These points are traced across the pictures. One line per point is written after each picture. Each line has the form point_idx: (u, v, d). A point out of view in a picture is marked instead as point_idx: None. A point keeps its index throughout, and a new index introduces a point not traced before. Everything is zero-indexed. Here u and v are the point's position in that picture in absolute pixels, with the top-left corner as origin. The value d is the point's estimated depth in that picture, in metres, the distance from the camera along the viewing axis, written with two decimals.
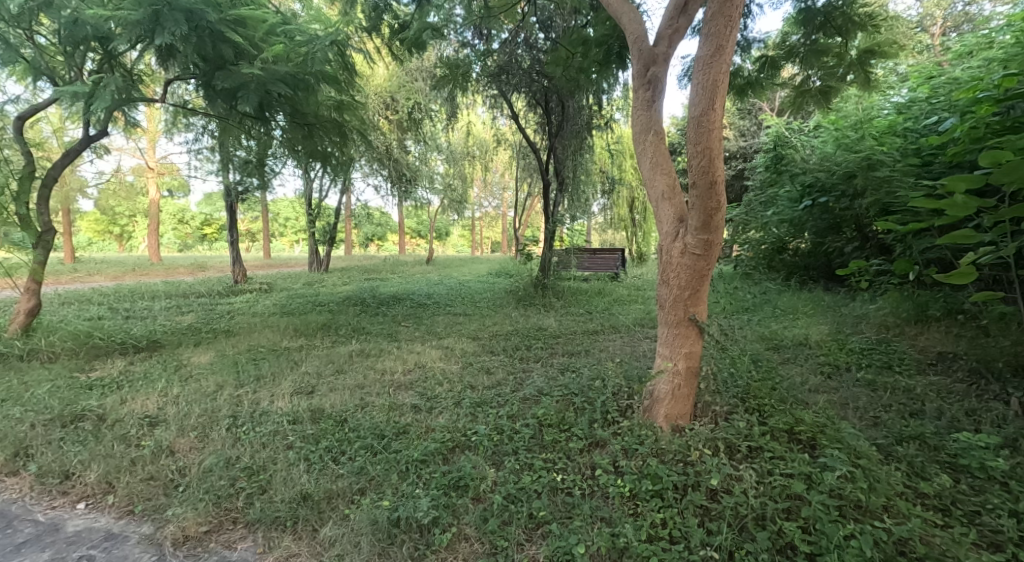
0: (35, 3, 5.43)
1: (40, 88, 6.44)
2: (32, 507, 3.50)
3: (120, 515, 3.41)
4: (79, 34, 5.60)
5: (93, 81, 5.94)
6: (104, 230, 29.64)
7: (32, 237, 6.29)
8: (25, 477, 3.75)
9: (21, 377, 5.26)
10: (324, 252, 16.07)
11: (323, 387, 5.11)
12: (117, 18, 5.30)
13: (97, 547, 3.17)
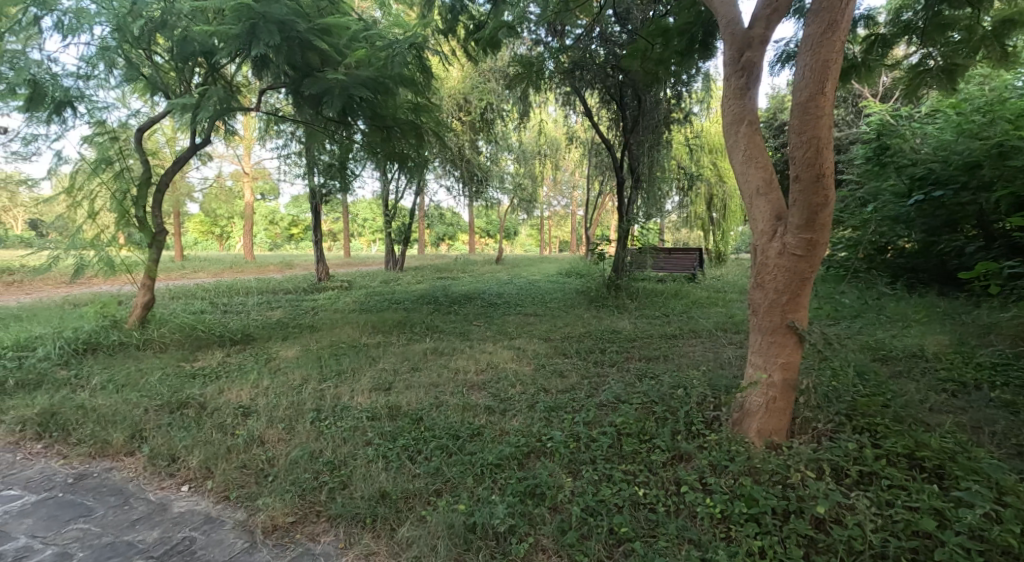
0: (152, 25, 5.91)
1: (156, 102, 6.92)
2: (145, 486, 3.71)
3: (217, 500, 3.55)
4: (189, 52, 6.00)
5: (199, 93, 6.34)
6: (208, 230, 32.33)
7: (148, 237, 6.90)
8: (139, 458, 3.99)
9: (136, 364, 5.68)
10: (400, 251, 16.47)
11: (400, 384, 5.16)
12: (219, 33, 5.59)
13: (197, 529, 3.30)
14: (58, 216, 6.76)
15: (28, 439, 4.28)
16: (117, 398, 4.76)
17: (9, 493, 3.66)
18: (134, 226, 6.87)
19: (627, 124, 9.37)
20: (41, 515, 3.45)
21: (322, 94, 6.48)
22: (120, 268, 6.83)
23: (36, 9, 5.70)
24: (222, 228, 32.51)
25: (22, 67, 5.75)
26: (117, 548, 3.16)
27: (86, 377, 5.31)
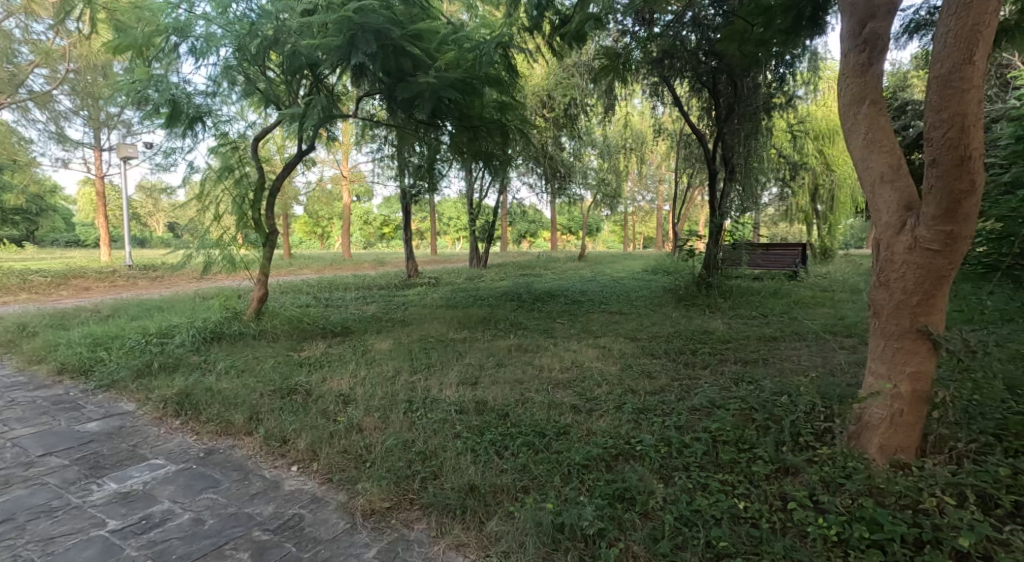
0: (266, 43, 6.09)
1: (269, 114, 7.44)
2: (261, 464, 3.94)
3: (322, 481, 3.71)
4: (298, 65, 6.27)
5: (305, 102, 6.70)
6: (311, 231, 34.59)
7: (262, 237, 7.41)
8: (256, 438, 4.24)
9: (253, 353, 6.12)
10: (484, 249, 16.65)
11: (486, 379, 5.18)
12: (324, 45, 5.87)
13: (305, 507, 3.44)
14: (190, 220, 7.47)
15: (168, 416, 4.69)
16: (238, 382, 5.12)
17: (156, 461, 3.96)
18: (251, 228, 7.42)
19: (720, 113, 8.91)
20: (181, 483, 3.69)
21: (414, 97, 6.65)
22: (239, 265, 7.43)
23: (175, 37, 6.23)
24: (323, 228, 34.60)
25: (162, 88, 6.34)
26: (239, 518, 3.32)
27: (212, 362, 5.77)
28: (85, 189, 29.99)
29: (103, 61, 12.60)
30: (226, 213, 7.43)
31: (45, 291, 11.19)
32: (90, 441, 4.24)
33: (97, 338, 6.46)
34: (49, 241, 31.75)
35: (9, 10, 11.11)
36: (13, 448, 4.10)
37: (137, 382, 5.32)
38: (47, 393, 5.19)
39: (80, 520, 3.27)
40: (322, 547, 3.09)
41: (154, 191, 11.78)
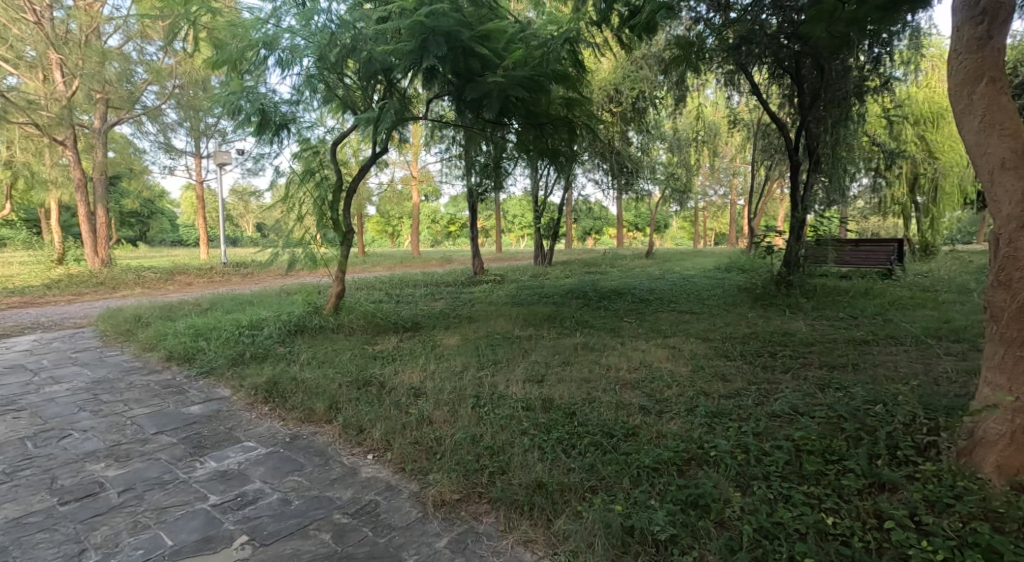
0: (344, 51, 6.28)
1: (346, 119, 7.69)
2: (340, 451, 4.07)
3: (396, 470, 3.78)
4: (373, 70, 6.46)
5: (379, 107, 6.89)
6: (382, 230, 35.76)
7: (340, 236, 7.71)
8: (336, 426, 4.39)
9: (332, 345, 6.35)
10: (550, 246, 16.55)
11: (552, 377, 5.11)
12: (397, 51, 6.00)
13: (380, 495, 3.51)
14: (276, 221, 7.90)
15: (259, 403, 4.93)
16: (319, 373, 5.33)
17: (249, 444, 4.17)
18: (329, 228, 7.72)
19: (805, 100, 8.33)
20: (270, 465, 3.86)
21: (482, 98, 6.65)
22: (320, 263, 7.74)
23: (264, 51, 6.53)
24: (393, 228, 35.63)
25: (253, 99, 6.77)
26: (321, 501, 3.43)
27: (296, 353, 6.04)
28: (187, 193, 32.66)
29: (205, 77, 13.58)
30: (308, 214, 7.78)
31: (153, 286, 12.19)
32: (194, 423, 4.52)
33: (197, 328, 6.91)
34: (158, 241, 34.96)
35: (128, 34, 12.24)
36: (132, 425, 4.43)
37: (233, 370, 5.65)
38: (158, 378, 5.61)
39: (186, 494, 3.48)
40: (396, 533, 3.14)
41: (244, 193, 12.54)
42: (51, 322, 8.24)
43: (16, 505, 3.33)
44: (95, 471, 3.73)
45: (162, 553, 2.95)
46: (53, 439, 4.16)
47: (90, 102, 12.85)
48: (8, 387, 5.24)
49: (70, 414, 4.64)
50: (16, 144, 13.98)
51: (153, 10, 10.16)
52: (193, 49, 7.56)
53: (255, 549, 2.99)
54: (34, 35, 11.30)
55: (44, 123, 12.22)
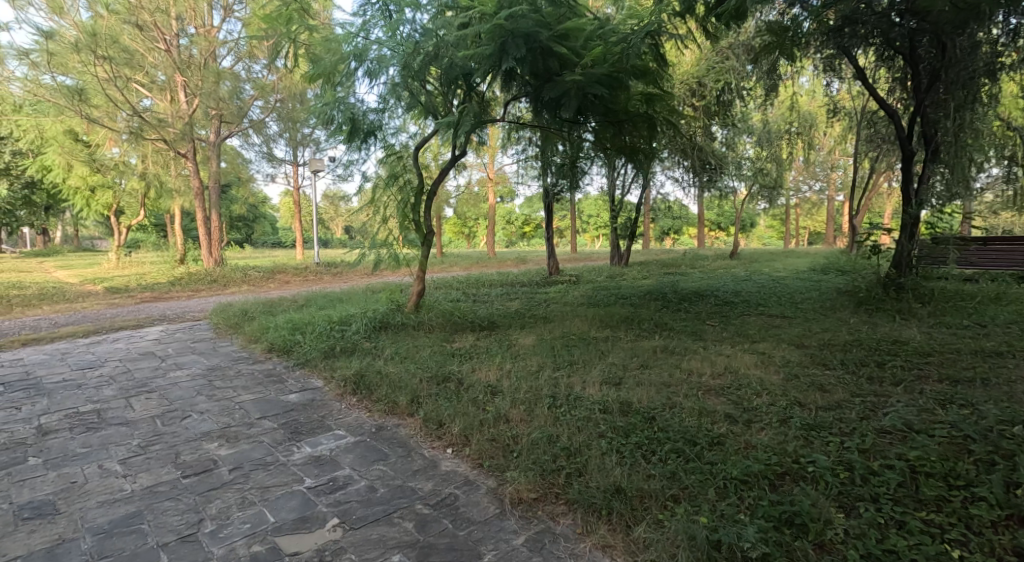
0: (427, 59, 6.42)
1: (427, 125, 7.83)
2: (421, 444, 4.10)
3: (473, 465, 3.76)
4: (454, 76, 6.53)
5: (460, 110, 6.97)
6: (460, 230, 36.48)
7: (420, 237, 7.89)
8: (417, 419, 4.45)
9: (414, 342, 6.47)
10: (627, 246, 16.14)
11: (630, 380, 4.91)
12: (477, 54, 5.99)
13: (459, 489, 3.49)
14: (363, 224, 8.21)
15: (348, 394, 5.10)
16: (402, 367, 5.44)
17: (339, 432, 4.30)
18: (411, 229, 7.89)
19: (921, 82, 7.74)
20: (358, 453, 3.95)
21: (559, 97, 6.50)
22: (402, 263, 7.96)
23: (354, 63, 6.83)
24: (470, 228, 36.21)
25: (345, 108, 7.13)
26: (404, 491, 3.46)
27: (381, 348, 6.20)
28: (286, 198, 34.96)
29: (303, 90, 14.29)
30: (392, 216, 8.01)
31: (257, 284, 13.05)
32: (292, 410, 4.74)
33: (294, 323, 7.29)
34: (261, 243, 37.76)
35: (238, 54, 13.12)
36: (240, 409, 4.70)
37: (325, 362, 5.89)
38: (261, 367, 5.96)
39: (286, 475, 3.63)
40: (475, 528, 3.10)
41: (334, 195, 13.13)
42: (173, 315, 9.00)
43: (148, 474, 3.59)
44: (211, 449, 3.97)
45: (265, 528, 3.07)
46: (177, 419, 4.48)
47: (206, 118, 13.94)
48: (140, 370, 5.73)
49: (190, 397, 4.99)
50: (146, 157, 15.44)
51: (259, 30, 10.85)
52: (295, 65, 7.98)
53: (345, 531, 3.06)
54: (163, 61, 12.37)
55: (171, 138, 13.49)
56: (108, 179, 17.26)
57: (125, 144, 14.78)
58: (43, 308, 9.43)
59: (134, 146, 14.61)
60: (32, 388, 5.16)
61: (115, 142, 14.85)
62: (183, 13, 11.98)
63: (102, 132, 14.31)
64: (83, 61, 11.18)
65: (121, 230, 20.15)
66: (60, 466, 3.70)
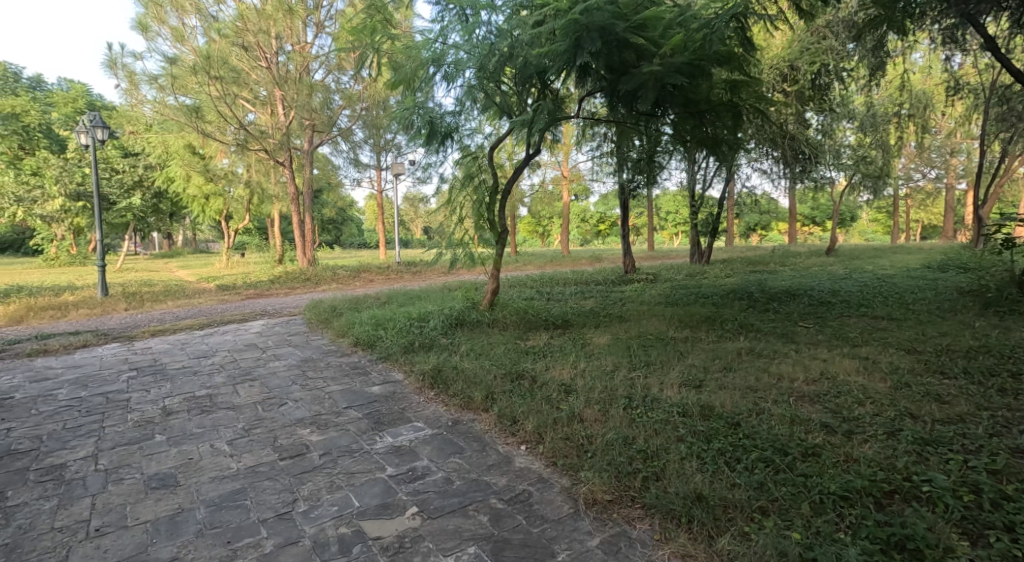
0: (501, 59, 6.38)
1: (502, 125, 7.86)
2: (495, 439, 4.09)
3: (547, 464, 3.69)
4: (530, 74, 6.46)
5: (534, 108, 6.91)
6: (534, 229, 36.58)
7: (495, 236, 7.95)
8: (491, 415, 4.44)
9: (489, 339, 6.50)
10: (708, 244, 15.49)
11: (712, 383, 4.65)
12: (551, 51, 5.86)
13: (533, 485, 3.44)
14: (440, 224, 8.37)
15: (426, 388, 5.19)
16: (477, 364, 5.47)
17: (417, 425, 4.37)
18: (486, 229, 7.95)
19: None
20: (436, 445, 4.00)
21: (637, 89, 6.26)
22: (477, 262, 8.03)
23: (432, 68, 6.92)
24: (544, 228, 36.26)
25: (423, 113, 7.25)
26: (480, 485, 3.45)
27: (458, 344, 6.28)
28: (369, 202, 36.54)
29: (387, 98, 14.75)
30: (468, 216, 8.09)
31: (344, 282, 13.68)
32: (375, 401, 4.89)
33: (377, 319, 7.55)
34: (347, 243, 39.72)
35: (327, 67, 13.77)
36: (330, 399, 4.91)
37: (406, 356, 6.04)
38: (348, 360, 6.20)
39: (370, 463, 3.73)
40: (549, 525, 3.04)
41: (414, 195, 13.47)
42: (272, 310, 9.61)
43: (251, 455, 3.80)
44: (303, 435, 4.15)
45: (351, 512, 3.16)
46: (275, 405, 4.74)
47: (301, 127, 14.76)
48: (244, 360, 6.13)
49: (286, 386, 5.26)
50: (251, 166, 16.59)
51: (348, 41, 11.29)
52: (378, 73, 8.22)
53: (424, 520, 3.10)
54: (265, 77, 13.29)
55: (271, 148, 14.41)
56: (219, 188, 18.52)
57: (232, 155, 15.98)
58: (165, 302, 10.36)
59: (239, 156, 15.75)
60: (157, 373, 5.63)
61: (225, 152, 16.10)
62: (281, 34, 12.75)
63: (214, 144, 15.57)
64: (200, 82, 12.22)
65: (229, 233, 21.84)
66: (180, 443, 3.97)
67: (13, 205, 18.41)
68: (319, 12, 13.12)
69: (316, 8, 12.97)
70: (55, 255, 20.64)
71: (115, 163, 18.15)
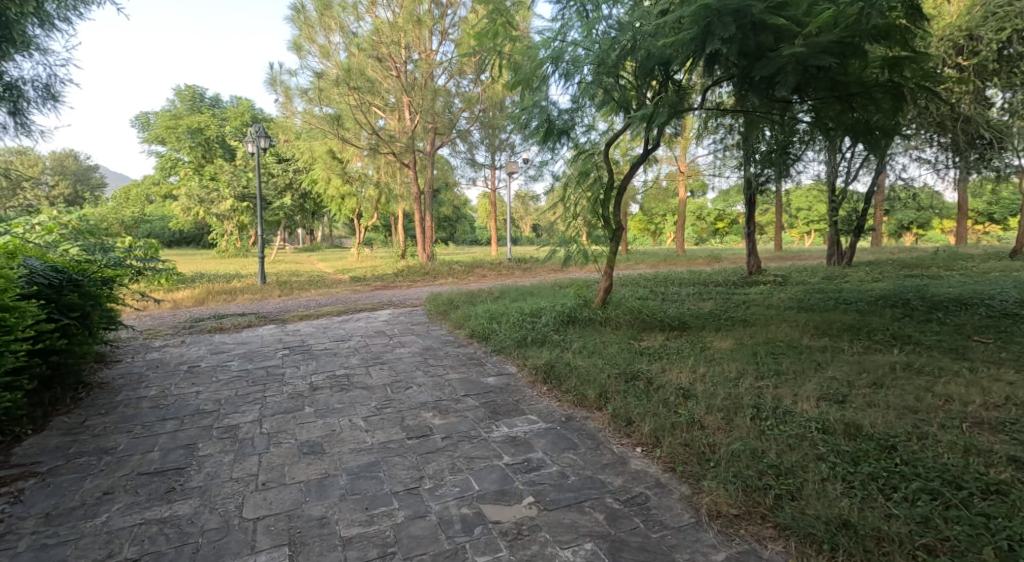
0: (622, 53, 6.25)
1: (617, 121, 7.76)
2: (609, 439, 4.05)
3: (664, 469, 3.58)
4: (653, 65, 6.25)
5: (657, 102, 6.72)
6: (646, 227, 35.58)
7: (608, 234, 7.85)
8: (605, 414, 4.40)
9: (602, 337, 6.44)
10: (849, 244, 14.13)
11: (858, 400, 4.23)
12: (678, 41, 5.63)
13: (650, 489, 3.36)
14: (553, 222, 8.44)
15: (539, 382, 5.26)
16: (590, 361, 5.45)
17: (532, 417, 4.45)
18: (599, 226, 7.90)
19: None
20: (550, 439, 4.04)
21: (774, 75, 5.81)
22: (590, 259, 7.96)
23: (548, 67, 6.98)
24: (657, 226, 35.20)
25: (540, 113, 7.35)
26: (595, 482, 3.44)
27: (570, 341, 6.30)
28: (484, 199, 37.69)
29: (504, 98, 15.06)
30: (581, 214, 8.08)
31: (460, 277, 14.21)
32: (491, 391, 5.05)
33: (491, 312, 7.78)
34: (461, 240, 41.37)
35: (449, 72, 14.34)
36: (449, 386, 5.14)
37: (519, 350, 6.17)
38: (465, 351, 6.46)
39: (488, 450, 3.86)
40: (669, 532, 2.96)
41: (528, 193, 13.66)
42: (399, 301, 10.28)
43: (382, 432, 4.09)
44: (427, 417, 4.39)
45: (472, 495, 3.29)
46: (402, 388, 5.06)
47: (425, 130, 15.50)
48: (375, 345, 6.62)
49: (411, 371, 5.60)
50: (380, 169, 17.72)
51: (471, 46, 11.71)
52: (498, 77, 8.48)
53: (541, 510, 3.14)
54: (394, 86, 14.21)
55: (398, 151, 15.33)
56: (351, 189, 19.89)
57: (365, 159, 17.30)
58: (310, 291, 11.46)
59: (371, 160, 17.01)
60: (305, 352, 6.25)
61: (360, 156, 17.43)
62: (410, 43, 13.44)
63: (350, 149, 16.95)
64: (341, 93, 13.41)
65: (360, 229, 23.59)
66: (325, 416, 4.37)
67: (196, 205, 21.41)
68: (444, 21, 13.71)
69: (442, 17, 13.57)
70: (226, 248, 23.16)
71: (271, 168, 21.02)
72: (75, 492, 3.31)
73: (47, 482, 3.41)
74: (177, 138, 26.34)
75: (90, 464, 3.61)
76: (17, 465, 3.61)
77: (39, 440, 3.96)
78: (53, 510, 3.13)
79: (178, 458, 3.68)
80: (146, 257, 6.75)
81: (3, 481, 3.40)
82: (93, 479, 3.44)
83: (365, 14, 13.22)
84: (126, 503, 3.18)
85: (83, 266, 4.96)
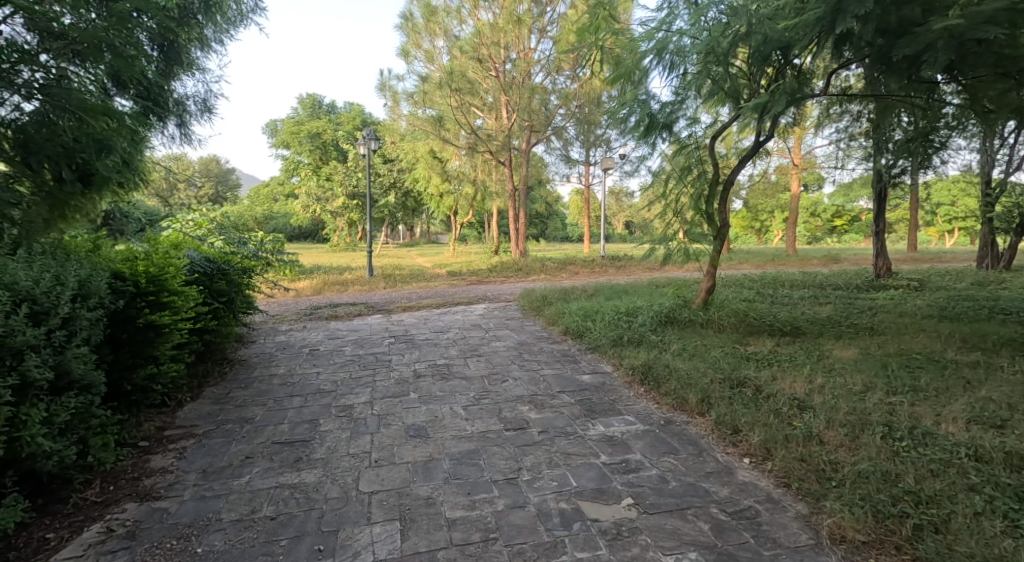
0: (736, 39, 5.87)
1: (722, 112, 7.32)
2: (714, 446, 3.82)
3: (777, 484, 3.30)
4: (772, 50, 5.81)
5: (774, 89, 6.25)
6: (751, 224, 33.57)
7: (711, 232, 7.44)
8: (708, 421, 4.16)
9: (703, 340, 6.12)
10: (1010, 245, 12.38)
11: (1022, 426, 3.68)
12: (802, 22, 5.19)
13: (761, 504, 3.12)
14: (653, 219, 8.15)
15: (636, 383, 5.09)
16: (691, 364, 5.18)
17: (629, 418, 4.31)
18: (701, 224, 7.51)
19: None
20: (648, 441, 3.88)
21: (920, 55, 5.19)
22: (692, 257, 7.59)
23: (648, 60, 6.75)
24: (763, 223, 33.11)
25: (642, 107, 7.13)
26: (698, 490, 3.25)
27: (668, 342, 6.04)
28: (579, 194, 37.34)
29: (601, 95, 14.43)
30: (684, 209, 7.74)
31: (553, 274, 14.19)
32: (586, 389, 4.96)
33: (586, 310, 7.66)
34: (554, 236, 41.33)
35: (547, 69, 14.26)
36: (545, 381, 5.12)
37: (615, 349, 6.01)
38: (560, 347, 6.41)
39: (585, 447, 3.78)
40: (784, 552, 2.72)
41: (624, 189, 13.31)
42: (495, 296, 10.43)
43: (481, 422, 4.14)
44: (523, 410, 4.39)
45: (570, 490, 3.23)
46: (498, 381, 5.10)
47: (521, 129, 15.60)
48: (472, 337, 6.74)
49: (506, 364, 5.65)
50: (478, 167, 17.73)
51: (571, 40, 11.61)
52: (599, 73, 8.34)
53: (641, 513, 3.02)
54: (494, 86, 14.38)
55: (495, 149, 15.53)
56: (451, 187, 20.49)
57: (464, 158, 17.41)
58: (412, 284, 11.94)
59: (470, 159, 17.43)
60: (409, 341, 6.50)
61: (459, 155, 17.50)
62: (509, 43, 13.60)
63: (450, 148, 17.17)
64: (443, 95, 13.83)
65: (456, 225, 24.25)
66: (428, 402, 4.50)
67: (314, 202, 23.09)
68: (543, 19, 13.66)
69: (541, 14, 13.54)
70: (338, 242, 24.72)
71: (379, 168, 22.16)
72: (223, 453, 3.64)
73: (202, 443, 3.78)
74: (299, 142, 28.53)
75: (234, 430, 3.97)
76: (181, 426, 4.05)
77: (195, 406, 4.41)
78: (208, 467, 3.46)
79: (303, 431, 3.95)
80: (276, 249, 7.40)
81: (172, 439, 3.82)
82: (238, 444, 3.77)
83: (467, 18, 13.53)
84: (263, 468, 3.44)
85: (230, 258, 5.51)
